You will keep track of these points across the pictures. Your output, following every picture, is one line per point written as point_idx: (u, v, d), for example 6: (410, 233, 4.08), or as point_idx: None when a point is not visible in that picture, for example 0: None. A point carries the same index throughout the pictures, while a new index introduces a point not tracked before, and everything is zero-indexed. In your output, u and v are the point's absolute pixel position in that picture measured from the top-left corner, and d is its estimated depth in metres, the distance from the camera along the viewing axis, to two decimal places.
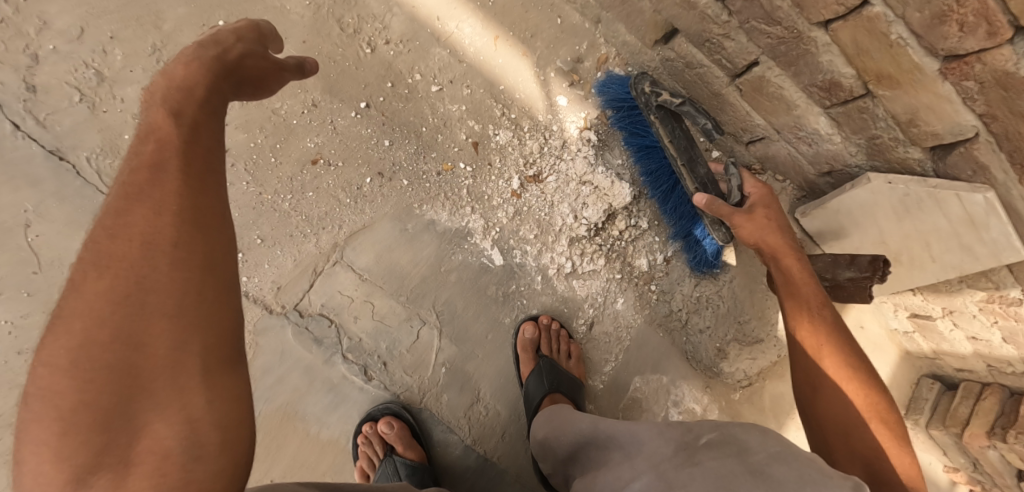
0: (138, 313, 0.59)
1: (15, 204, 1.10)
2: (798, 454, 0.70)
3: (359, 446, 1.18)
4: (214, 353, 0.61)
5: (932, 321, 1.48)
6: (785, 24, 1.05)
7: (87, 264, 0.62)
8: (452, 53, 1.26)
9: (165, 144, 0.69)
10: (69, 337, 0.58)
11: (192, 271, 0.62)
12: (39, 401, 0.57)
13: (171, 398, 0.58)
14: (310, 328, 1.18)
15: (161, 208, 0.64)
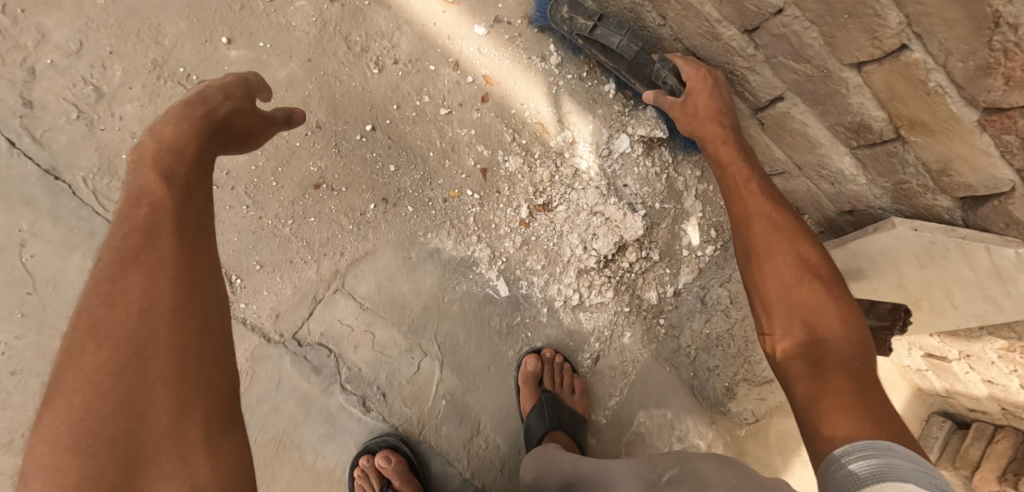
0: (140, 382, 0.63)
1: (10, 223, 1.07)
2: (753, 481, 0.80)
3: (355, 478, 1.15)
4: (215, 419, 0.66)
5: (947, 363, 1.43)
6: (815, 62, 0.99)
7: (82, 336, 0.65)
8: (462, 74, 1.21)
9: (158, 206, 0.73)
10: (70, 412, 0.62)
11: (190, 337, 0.67)
12: (40, 477, 0.60)
13: (175, 471, 0.62)
14: (308, 357, 1.16)
15: (156, 271, 0.68)
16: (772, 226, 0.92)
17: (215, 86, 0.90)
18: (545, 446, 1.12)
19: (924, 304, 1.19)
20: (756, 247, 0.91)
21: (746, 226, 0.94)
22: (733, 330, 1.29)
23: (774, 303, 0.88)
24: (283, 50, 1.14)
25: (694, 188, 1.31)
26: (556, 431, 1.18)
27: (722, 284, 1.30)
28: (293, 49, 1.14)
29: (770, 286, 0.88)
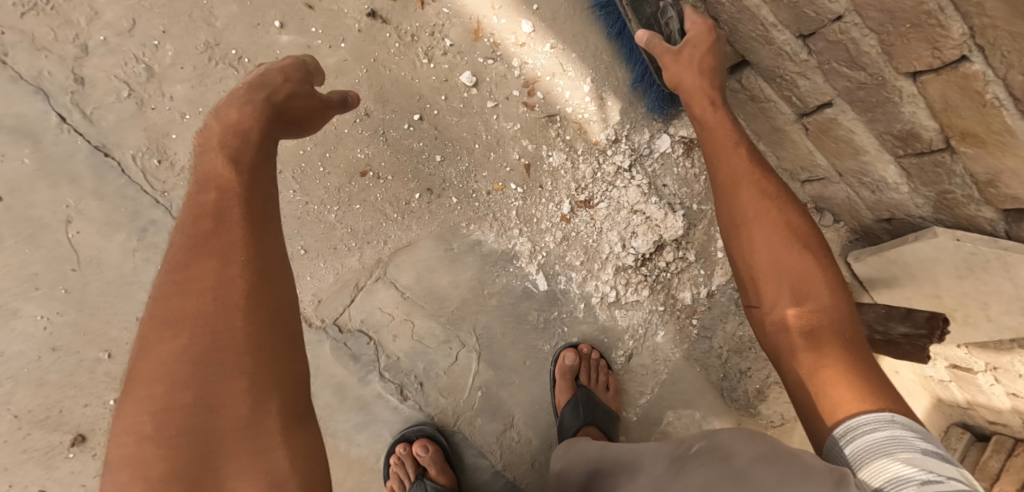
0: (216, 372, 0.69)
1: (55, 200, 1.07)
2: (782, 453, 0.73)
3: (390, 465, 1.16)
4: (286, 410, 0.71)
5: (972, 375, 1.45)
6: (870, 70, 1.00)
7: (161, 325, 0.71)
8: (510, 68, 1.21)
9: (225, 193, 0.78)
10: (151, 401, 0.67)
11: (261, 327, 0.72)
12: (123, 466, 0.65)
13: (251, 459, 0.67)
14: (348, 344, 1.16)
15: (228, 261, 0.74)
16: (757, 193, 0.97)
17: (274, 67, 0.91)
18: (573, 441, 1.10)
19: (957, 314, 1.20)
20: (740, 217, 0.98)
21: (733, 191, 0.99)
22: None
23: (764, 276, 0.94)
24: (334, 37, 1.14)
25: None
26: (589, 426, 1.18)
27: None
28: (343, 36, 1.14)
29: (760, 258, 0.95)
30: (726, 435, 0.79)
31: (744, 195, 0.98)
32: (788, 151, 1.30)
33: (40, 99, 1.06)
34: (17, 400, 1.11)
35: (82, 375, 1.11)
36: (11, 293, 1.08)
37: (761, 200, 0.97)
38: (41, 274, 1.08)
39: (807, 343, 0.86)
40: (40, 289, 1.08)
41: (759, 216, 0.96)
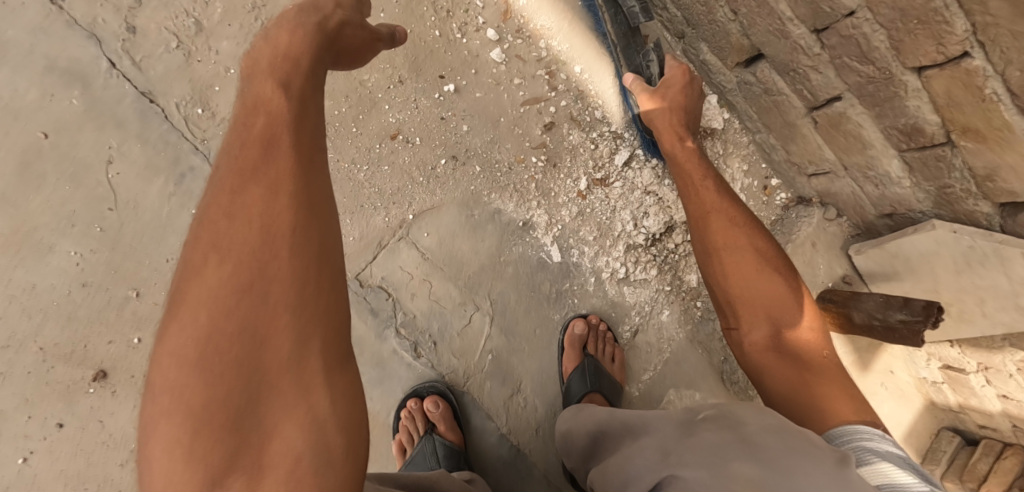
0: (263, 301, 0.64)
1: (99, 141, 1.12)
2: (790, 430, 0.79)
3: (401, 419, 1.20)
4: (332, 352, 0.66)
5: (965, 376, 1.50)
6: (878, 64, 1.05)
7: (207, 249, 0.67)
8: (538, 49, 1.28)
9: (275, 118, 0.74)
10: (195, 326, 0.63)
11: (309, 259, 0.68)
12: (166, 393, 0.62)
13: (296, 400, 0.63)
14: (367, 298, 1.20)
15: (278, 186, 0.69)
16: (727, 221, 1.04)
17: None
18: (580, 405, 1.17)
19: (953, 309, 1.25)
20: (713, 244, 1.03)
21: (704, 223, 1.05)
22: None
23: (739, 299, 1.00)
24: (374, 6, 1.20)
25: (740, 181, 1.44)
26: (595, 393, 1.23)
27: None
28: (383, 6, 1.20)
29: (735, 282, 1.00)
30: (742, 413, 0.83)
31: (717, 225, 1.04)
32: (797, 145, 1.34)
33: (93, 44, 1.11)
34: (46, 333, 1.15)
35: (110, 312, 1.15)
36: (50, 228, 1.13)
37: (733, 229, 1.03)
38: (78, 211, 1.13)
39: (784, 363, 0.93)
40: (78, 226, 1.13)
41: (730, 243, 1.02)
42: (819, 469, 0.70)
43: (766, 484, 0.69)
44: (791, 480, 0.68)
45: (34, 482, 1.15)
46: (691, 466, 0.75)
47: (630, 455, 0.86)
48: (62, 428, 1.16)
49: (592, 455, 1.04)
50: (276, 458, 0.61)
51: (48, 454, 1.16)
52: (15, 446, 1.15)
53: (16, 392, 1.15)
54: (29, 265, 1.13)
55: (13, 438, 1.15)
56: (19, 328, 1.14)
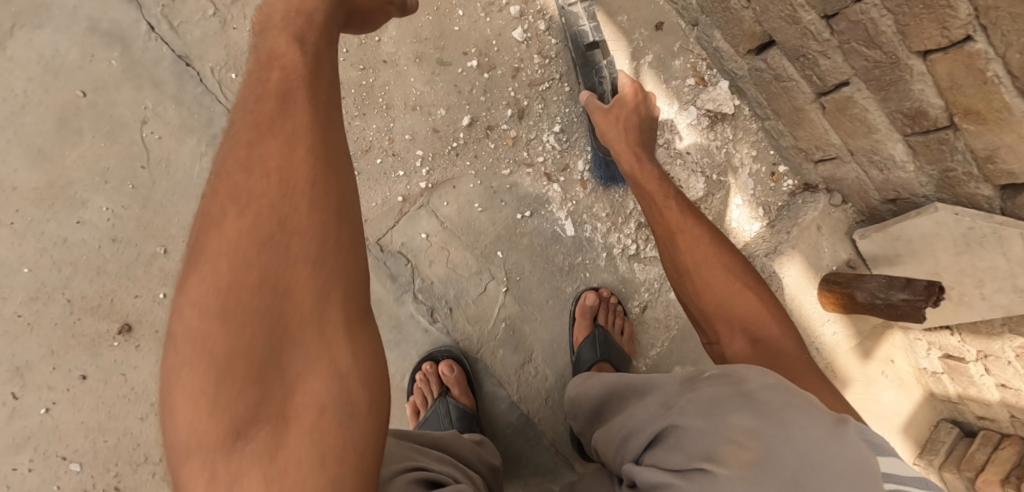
0: (282, 255, 0.62)
1: (136, 101, 1.19)
2: (793, 388, 0.76)
3: (415, 382, 1.25)
4: (353, 307, 0.64)
5: (964, 364, 1.41)
6: (885, 49, 1.08)
7: (225, 202, 0.65)
8: (558, 31, 1.32)
9: (290, 72, 0.73)
10: (216, 278, 0.62)
11: (328, 214, 0.65)
12: (188, 344, 0.61)
13: (319, 354, 0.61)
14: (387, 263, 1.25)
15: (295, 139, 0.67)
16: (696, 239, 1.00)
17: None
18: (591, 373, 1.17)
19: (953, 293, 1.27)
20: (685, 264, 0.99)
21: (672, 244, 1.01)
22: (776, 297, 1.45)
23: (717, 314, 0.95)
24: None
25: (749, 166, 1.49)
26: (604, 363, 1.27)
27: (767, 254, 1.45)
28: None
29: (710, 299, 0.96)
30: (744, 368, 0.83)
31: (686, 242, 1.00)
32: (804, 131, 1.38)
33: (134, 9, 1.19)
34: (74, 286, 1.19)
35: (139, 267, 1.20)
36: (84, 184, 1.18)
37: (699, 245, 0.99)
38: (113, 168, 1.19)
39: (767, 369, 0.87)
40: (111, 183, 1.19)
41: (700, 261, 0.98)
42: (818, 424, 0.70)
43: (761, 434, 0.70)
44: (789, 432, 0.69)
45: (57, 432, 1.19)
46: (692, 416, 0.76)
47: (633, 411, 0.89)
48: (85, 381, 1.20)
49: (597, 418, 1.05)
50: (300, 410, 0.60)
51: (71, 405, 1.19)
52: (39, 396, 1.19)
53: (41, 343, 1.19)
54: (60, 218, 1.18)
55: (38, 389, 1.19)
56: (48, 279, 1.18)
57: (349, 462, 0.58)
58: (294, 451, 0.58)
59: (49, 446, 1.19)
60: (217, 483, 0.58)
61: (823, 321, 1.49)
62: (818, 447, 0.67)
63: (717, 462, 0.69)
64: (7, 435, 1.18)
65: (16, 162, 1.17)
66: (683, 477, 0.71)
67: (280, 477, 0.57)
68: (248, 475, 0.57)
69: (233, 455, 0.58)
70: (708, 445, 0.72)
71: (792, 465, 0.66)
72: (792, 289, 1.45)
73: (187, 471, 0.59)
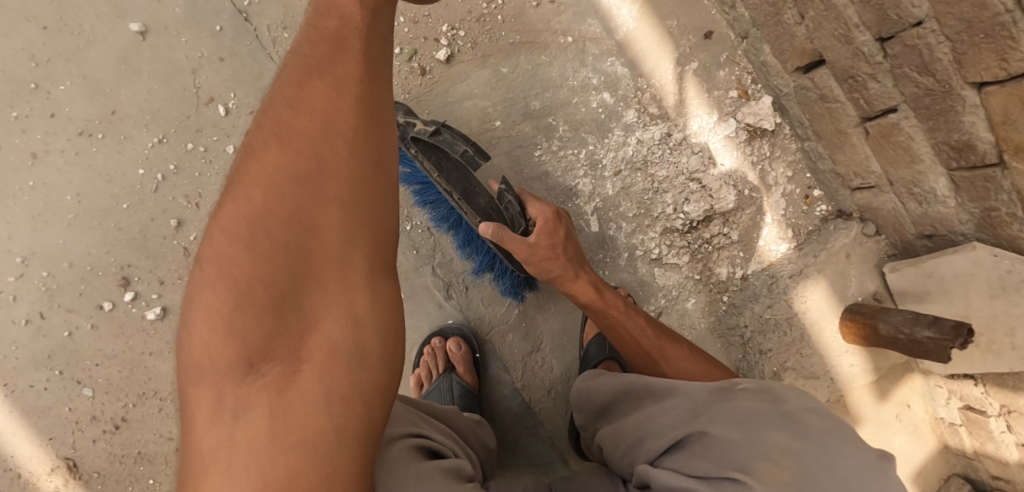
0: (318, 198, 0.63)
1: (194, 48, 1.26)
2: (829, 414, 0.82)
3: (423, 355, 1.28)
4: (381, 262, 0.65)
5: (984, 418, 1.31)
6: (939, 77, 1.03)
7: (266, 134, 0.65)
8: (606, 27, 1.38)
9: (347, 22, 0.68)
10: (248, 206, 0.62)
11: (367, 164, 0.65)
12: (210, 268, 0.61)
13: (341, 303, 0.63)
14: (411, 236, 1.31)
15: (341, 87, 0.66)
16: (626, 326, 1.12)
17: None
18: (599, 369, 1.14)
19: (983, 340, 1.20)
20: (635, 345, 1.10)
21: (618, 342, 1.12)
22: (793, 320, 1.39)
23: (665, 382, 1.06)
24: None
25: (782, 186, 1.45)
26: (611, 363, 1.25)
27: (792, 276, 1.40)
28: None
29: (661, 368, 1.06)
30: (779, 387, 0.87)
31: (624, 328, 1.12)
32: (844, 155, 1.34)
33: None
34: (112, 218, 1.24)
35: (175, 209, 1.26)
36: (133, 121, 1.25)
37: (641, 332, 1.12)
38: (164, 111, 1.25)
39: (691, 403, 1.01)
40: (159, 124, 1.25)
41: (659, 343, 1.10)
42: (860, 456, 0.75)
43: (800, 458, 0.75)
44: (829, 460, 0.75)
45: (75, 355, 1.24)
46: (727, 428, 0.79)
47: (648, 412, 0.91)
48: (109, 309, 1.24)
49: (604, 414, 1.04)
50: (315, 353, 0.62)
51: (92, 330, 1.24)
52: (64, 318, 1.24)
53: (72, 267, 1.23)
54: (107, 151, 1.24)
55: (63, 312, 1.24)
56: (89, 207, 1.24)
57: (354, 411, 0.62)
58: (303, 392, 0.61)
59: (67, 369, 1.24)
60: (223, 409, 0.61)
61: (840, 351, 1.39)
62: (859, 475, 0.73)
63: (751, 476, 0.73)
64: (30, 352, 1.23)
65: (73, 93, 1.23)
66: (709, 485, 0.75)
67: (287, 414, 0.61)
68: (256, 408, 0.61)
69: (242, 385, 0.61)
70: (744, 457, 0.75)
71: (830, 489, 0.72)
72: (812, 313, 1.38)
73: (195, 392, 0.61)
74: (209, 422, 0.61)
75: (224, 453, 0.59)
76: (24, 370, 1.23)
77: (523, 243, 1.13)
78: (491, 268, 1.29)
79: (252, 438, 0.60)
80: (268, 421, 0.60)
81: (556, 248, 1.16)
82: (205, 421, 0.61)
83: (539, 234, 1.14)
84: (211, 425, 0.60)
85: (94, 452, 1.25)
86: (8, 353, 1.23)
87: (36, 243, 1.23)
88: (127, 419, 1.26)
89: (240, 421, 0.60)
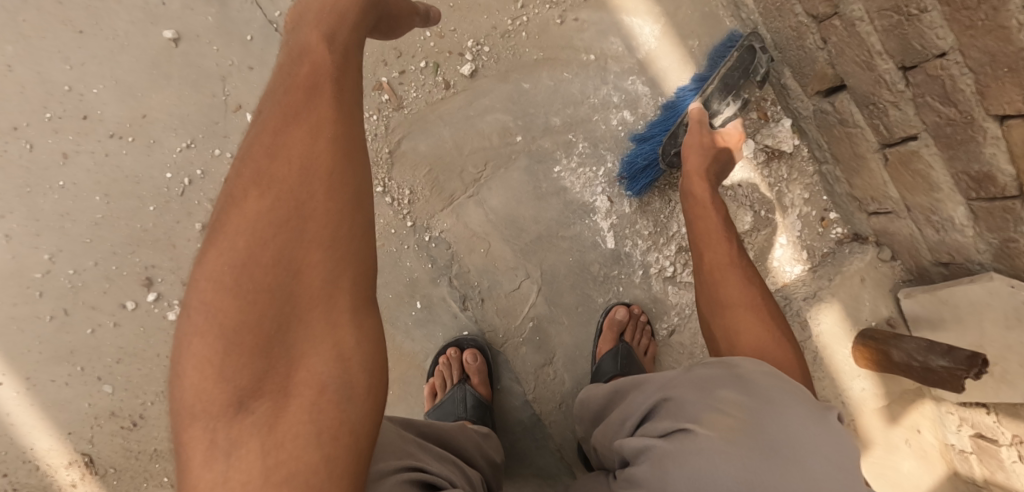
0: (297, 240, 0.68)
1: (224, 57, 1.28)
2: (783, 378, 0.86)
3: (438, 364, 1.30)
4: (358, 294, 0.70)
5: (996, 447, 1.28)
6: (960, 107, 1.04)
7: (248, 184, 0.71)
8: (627, 45, 1.39)
9: (319, 67, 0.78)
10: (234, 253, 0.67)
11: (344, 204, 0.71)
12: (201, 315, 0.66)
13: (324, 339, 0.67)
14: (429, 247, 1.32)
15: (319, 130, 0.73)
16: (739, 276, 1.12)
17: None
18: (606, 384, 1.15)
19: (997, 371, 1.18)
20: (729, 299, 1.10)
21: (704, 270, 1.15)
22: (806, 342, 1.41)
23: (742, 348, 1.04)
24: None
25: (799, 207, 1.46)
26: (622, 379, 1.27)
27: (805, 299, 1.42)
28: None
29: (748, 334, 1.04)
30: (738, 359, 0.91)
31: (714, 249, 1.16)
32: (861, 180, 1.35)
33: None
34: (138, 219, 1.27)
35: (199, 212, 1.28)
36: (162, 125, 1.27)
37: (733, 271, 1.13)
38: (192, 115, 1.28)
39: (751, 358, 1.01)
40: (187, 129, 1.28)
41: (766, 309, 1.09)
42: (804, 408, 0.79)
43: (748, 411, 0.79)
44: (776, 411, 0.78)
45: (96, 352, 1.27)
46: (685, 391, 0.85)
47: (630, 398, 0.95)
48: (131, 308, 1.27)
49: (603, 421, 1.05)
50: (303, 389, 0.64)
51: (114, 328, 1.27)
52: (87, 315, 1.26)
53: (97, 265, 1.26)
54: (135, 153, 1.27)
55: (86, 309, 1.26)
56: (116, 208, 1.26)
57: (343, 441, 0.62)
58: (291, 426, 0.62)
59: (88, 366, 1.27)
60: (215, 449, 0.61)
61: (851, 375, 1.41)
62: (801, 423, 0.76)
63: (701, 424, 0.78)
64: (51, 347, 1.26)
65: (106, 96, 1.26)
66: (665, 439, 0.79)
67: (278, 448, 0.61)
68: (247, 444, 0.61)
69: (235, 421, 0.62)
70: (696, 410, 0.80)
71: (774, 433, 0.76)
72: (825, 336, 1.40)
73: (190, 434, 0.63)
74: (202, 463, 0.61)
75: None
76: (44, 364, 1.26)
77: (701, 125, 1.22)
78: (632, 174, 1.34)
79: (243, 473, 0.59)
80: (261, 456, 0.60)
81: (717, 183, 1.23)
82: (199, 461, 0.61)
83: (694, 151, 1.23)
84: (205, 466, 0.60)
85: (110, 447, 1.27)
86: (31, 348, 1.26)
87: (62, 242, 1.25)
88: (144, 417, 1.28)
89: (232, 458, 0.60)
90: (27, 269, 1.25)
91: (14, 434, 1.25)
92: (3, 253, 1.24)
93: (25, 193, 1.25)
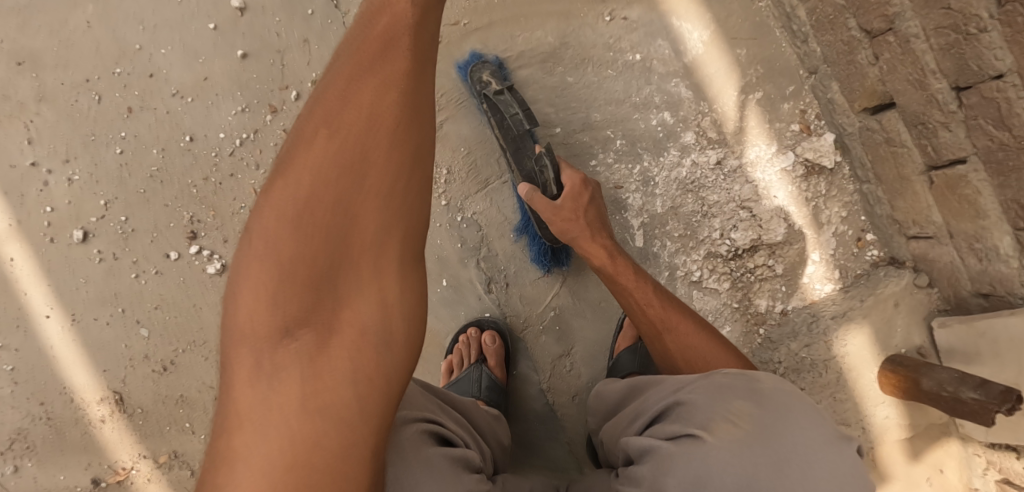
0: (357, 182, 0.66)
1: (285, 29, 1.35)
2: (802, 395, 0.84)
3: (457, 343, 1.33)
4: (413, 247, 0.69)
5: None
6: (1015, 132, 1.01)
7: (319, 120, 0.68)
8: (676, 49, 1.44)
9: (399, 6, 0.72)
10: (296, 188, 0.65)
11: (407, 155, 0.68)
12: (257, 243, 0.64)
13: (370, 286, 0.67)
14: (460, 228, 1.36)
15: (391, 78, 0.69)
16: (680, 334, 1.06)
17: None
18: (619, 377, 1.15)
19: None
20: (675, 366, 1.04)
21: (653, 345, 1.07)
22: (830, 362, 1.34)
23: None
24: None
25: (835, 225, 1.43)
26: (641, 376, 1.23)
27: (834, 317, 1.37)
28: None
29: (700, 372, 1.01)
30: (759, 372, 0.88)
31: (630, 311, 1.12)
32: (904, 202, 1.31)
33: None
34: (191, 174, 1.34)
35: (247, 174, 1.35)
36: (220, 89, 1.34)
37: (661, 307, 1.09)
38: (251, 81, 1.35)
39: None
40: (244, 94, 1.34)
41: (711, 339, 1.05)
42: (818, 431, 0.77)
43: (758, 420, 0.78)
44: (787, 430, 0.76)
45: (138, 297, 1.34)
46: (699, 394, 0.83)
47: (645, 395, 0.94)
48: (174, 258, 1.33)
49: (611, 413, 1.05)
50: (345, 327, 0.67)
51: (157, 276, 1.34)
52: (133, 262, 1.33)
53: (148, 215, 1.33)
54: (194, 112, 1.34)
55: (134, 255, 1.33)
56: (170, 163, 1.34)
57: (376, 385, 0.66)
58: (334, 364, 0.66)
59: (129, 309, 1.34)
60: (259, 372, 0.65)
61: (875, 401, 1.32)
62: (814, 449, 0.75)
63: (708, 431, 0.77)
64: (98, 288, 1.34)
65: (172, 58, 1.34)
66: (672, 442, 0.79)
67: (316, 380, 0.65)
68: (288, 370, 0.65)
69: (280, 348, 0.65)
70: (706, 417, 0.79)
71: (783, 452, 0.74)
72: (852, 358, 1.33)
73: (237, 354, 0.65)
74: (248, 382, 0.65)
75: (260, 412, 0.64)
76: (90, 304, 1.33)
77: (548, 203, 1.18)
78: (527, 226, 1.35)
79: (285, 397, 0.64)
80: (301, 386, 0.65)
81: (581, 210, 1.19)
82: (244, 380, 0.65)
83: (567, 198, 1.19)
84: (249, 385, 0.65)
85: (141, 389, 1.33)
86: (79, 287, 1.33)
87: (119, 190, 1.33)
88: (175, 363, 1.34)
89: (274, 382, 0.65)
90: (84, 212, 1.33)
91: (56, 367, 1.33)
92: (65, 196, 1.33)
93: (89, 142, 1.33)
